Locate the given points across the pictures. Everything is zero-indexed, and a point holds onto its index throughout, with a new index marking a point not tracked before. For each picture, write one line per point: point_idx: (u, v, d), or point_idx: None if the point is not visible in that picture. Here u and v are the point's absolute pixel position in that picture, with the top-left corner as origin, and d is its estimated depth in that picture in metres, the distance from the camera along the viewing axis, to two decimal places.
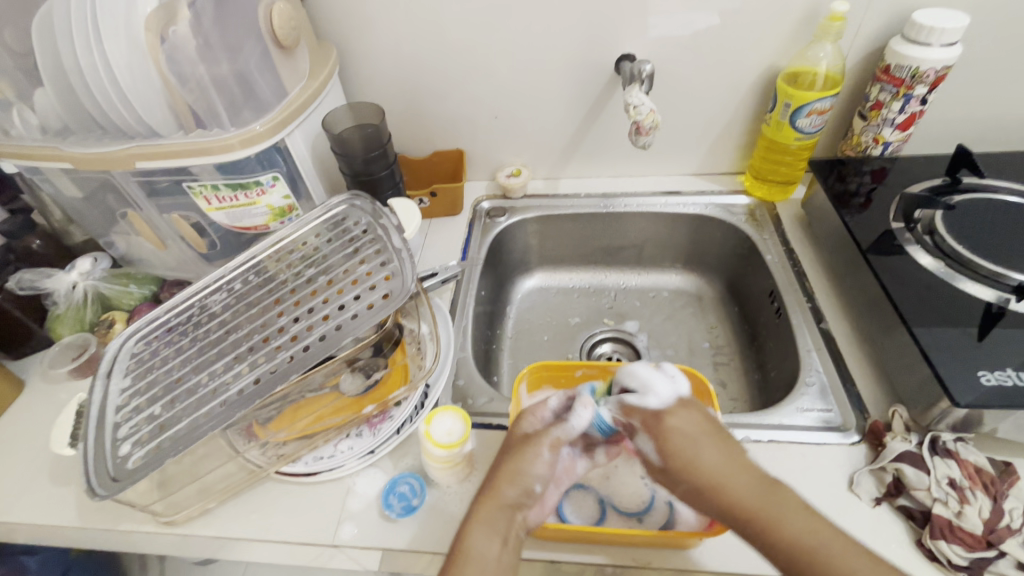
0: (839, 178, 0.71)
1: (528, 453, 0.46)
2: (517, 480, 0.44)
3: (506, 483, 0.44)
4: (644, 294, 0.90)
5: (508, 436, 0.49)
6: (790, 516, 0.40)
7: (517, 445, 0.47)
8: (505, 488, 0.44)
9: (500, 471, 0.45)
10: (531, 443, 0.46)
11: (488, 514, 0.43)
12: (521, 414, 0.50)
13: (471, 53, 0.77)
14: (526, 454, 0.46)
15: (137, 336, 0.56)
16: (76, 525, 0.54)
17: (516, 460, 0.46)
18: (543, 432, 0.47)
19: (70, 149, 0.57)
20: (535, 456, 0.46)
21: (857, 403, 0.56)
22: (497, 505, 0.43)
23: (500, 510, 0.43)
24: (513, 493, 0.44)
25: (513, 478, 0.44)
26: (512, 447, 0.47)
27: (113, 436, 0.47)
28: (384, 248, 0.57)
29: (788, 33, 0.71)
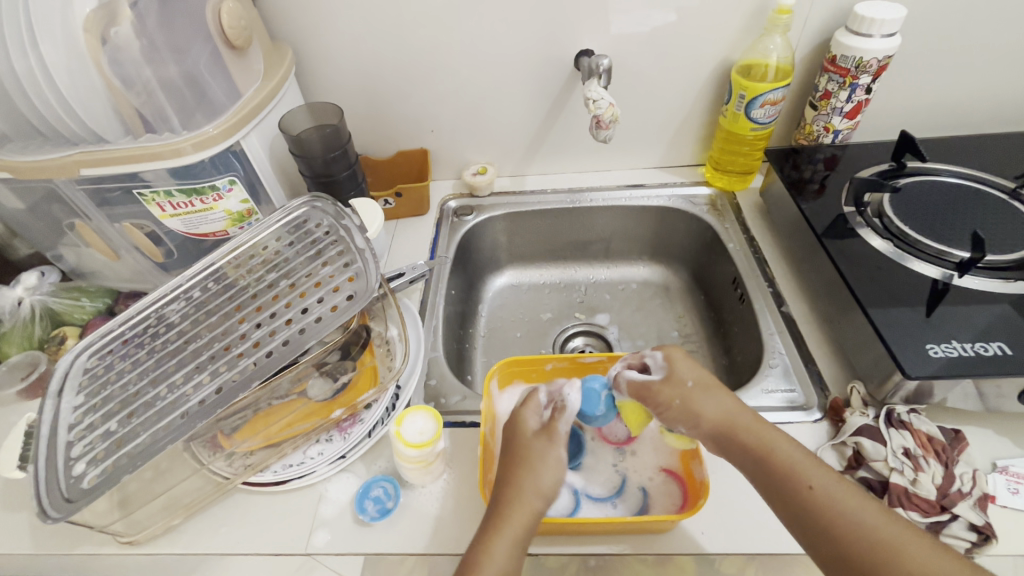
0: (794, 166, 0.74)
1: (540, 451, 0.44)
2: (538, 483, 0.43)
3: (526, 491, 0.42)
4: (613, 287, 0.91)
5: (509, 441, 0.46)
6: (778, 439, 0.43)
7: (524, 446, 0.45)
8: (524, 497, 0.42)
9: (516, 476, 0.43)
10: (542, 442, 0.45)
11: (518, 526, 0.41)
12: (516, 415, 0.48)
13: (431, 52, 0.76)
14: (541, 454, 0.44)
15: (89, 351, 0.53)
16: (31, 552, 0.52)
17: (526, 464, 0.43)
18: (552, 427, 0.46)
19: (9, 158, 0.55)
20: (545, 456, 0.44)
21: (817, 382, 0.58)
22: (522, 514, 0.41)
23: (524, 520, 0.41)
24: (536, 501, 0.42)
25: (534, 482, 0.43)
26: (522, 450, 0.45)
27: (66, 455, 0.45)
28: (349, 249, 0.56)
29: (740, 27, 0.73)
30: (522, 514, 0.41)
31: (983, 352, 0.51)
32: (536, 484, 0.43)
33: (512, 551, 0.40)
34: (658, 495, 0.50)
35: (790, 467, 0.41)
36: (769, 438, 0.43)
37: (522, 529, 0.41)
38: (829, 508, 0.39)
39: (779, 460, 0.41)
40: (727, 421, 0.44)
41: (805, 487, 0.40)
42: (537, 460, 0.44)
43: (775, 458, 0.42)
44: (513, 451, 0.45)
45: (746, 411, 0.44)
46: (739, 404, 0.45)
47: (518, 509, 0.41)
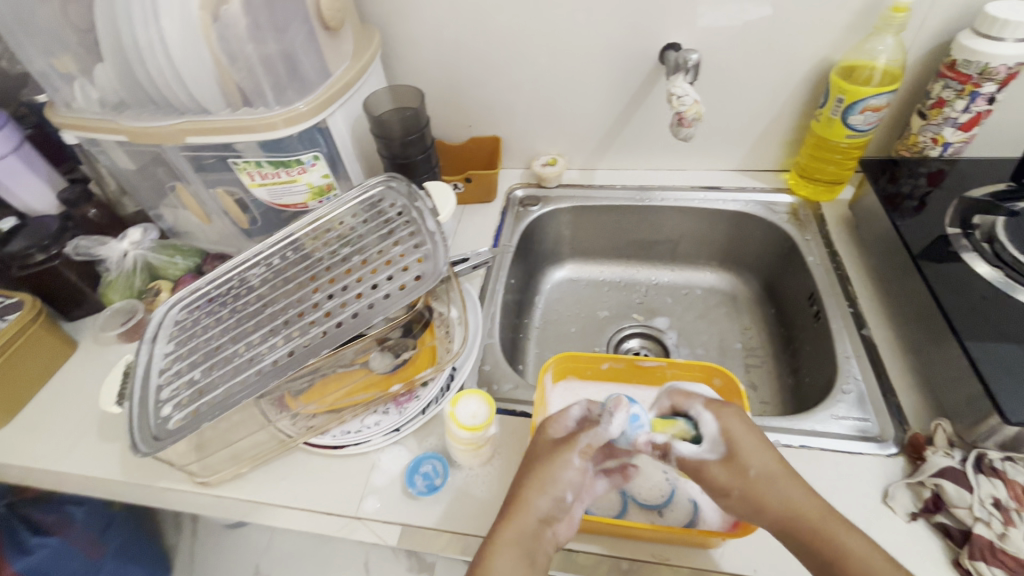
0: (892, 180, 0.68)
1: (557, 461, 0.43)
2: (550, 493, 0.42)
3: (535, 492, 0.42)
4: (676, 290, 0.88)
5: (532, 443, 0.46)
6: (847, 534, 0.39)
7: (542, 449, 0.45)
8: (527, 505, 0.42)
9: (528, 479, 0.43)
10: (561, 449, 0.44)
11: (518, 532, 0.41)
12: (543, 421, 0.47)
13: (512, 39, 0.76)
14: (557, 461, 0.43)
15: (180, 304, 0.59)
16: (119, 479, 0.57)
17: (539, 479, 0.43)
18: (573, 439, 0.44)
19: (127, 123, 0.60)
20: (556, 465, 0.43)
21: (896, 414, 0.54)
22: (529, 517, 0.41)
23: (525, 530, 0.41)
24: (542, 505, 0.42)
25: (542, 488, 0.42)
26: (541, 454, 0.45)
27: (156, 397, 0.50)
28: (419, 231, 0.57)
29: (846, 25, 0.67)
30: (527, 521, 0.41)
31: None
32: (543, 491, 0.42)
33: (514, 554, 0.40)
34: (709, 508, 0.48)
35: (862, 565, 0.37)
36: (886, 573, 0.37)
37: (525, 534, 0.41)
38: None
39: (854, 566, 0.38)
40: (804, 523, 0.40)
41: None
42: (553, 476, 0.43)
43: (845, 560, 0.38)
44: (534, 456, 0.45)
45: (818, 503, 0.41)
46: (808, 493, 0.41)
47: (520, 515, 0.41)
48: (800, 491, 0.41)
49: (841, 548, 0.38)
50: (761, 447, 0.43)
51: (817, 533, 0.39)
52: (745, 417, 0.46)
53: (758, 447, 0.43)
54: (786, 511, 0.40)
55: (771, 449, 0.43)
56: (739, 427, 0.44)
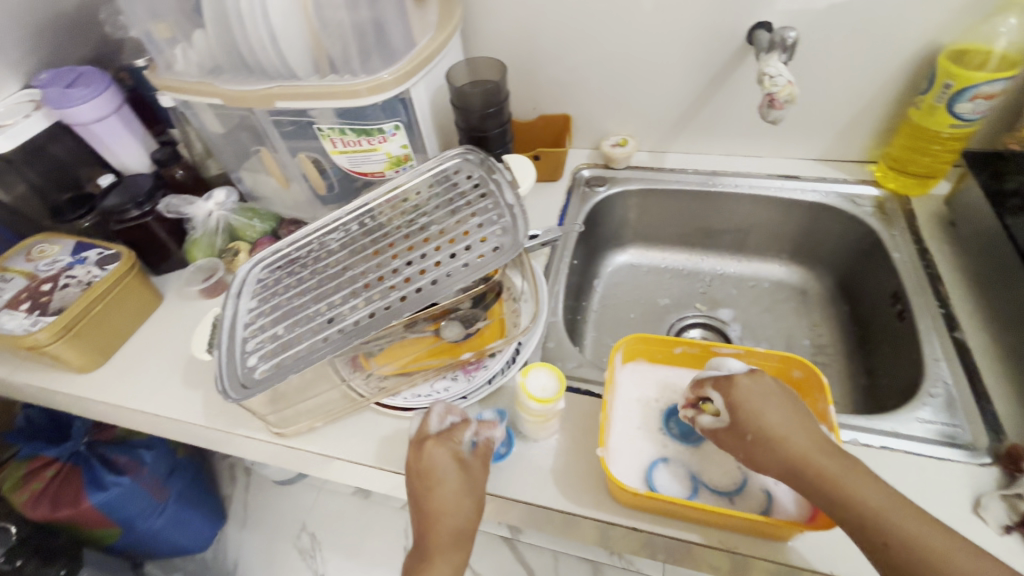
0: (996, 176, 0.63)
1: (457, 485, 0.45)
2: (459, 514, 0.44)
3: (445, 519, 0.44)
4: (741, 282, 0.86)
5: (413, 465, 0.46)
6: (856, 488, 0.39)
7: (431, 473, 0.45)
8: (444, 529, 0.43)
9: (434, 505, 0.44)
10: (460, 472, 0.46)
11: (444, 554, 0.43)
12: (426, 442, 0.47)
13: (592, 14, 0.74)
14: (452, 487, 0.45)
15: (263, 264, 0.62)
16: (201, 424, 0.61)
17: (446, 505, 0.44)
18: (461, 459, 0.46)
19: (223, 86, 0.63)
20: (452, 488, 0.45)
21: (991, 422, 0.51)
22: (448, 535, 0.43)
23: (447, 552, 0.43)
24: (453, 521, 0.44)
25: (457, 507, 0.44)
26: (433, 479, 0.45)
27: (242, 349, 0.53)
28: (496, 203, 0.57)
29: (964, 3, 0.62)
30: (454, 536, 0.43)
31: None
32: (452, 510, 0.44)
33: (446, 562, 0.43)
34: (783, 500, 0.47)
35: (872, 514, 0.38)
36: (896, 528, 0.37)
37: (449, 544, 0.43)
38: (910, 547, 0.36)
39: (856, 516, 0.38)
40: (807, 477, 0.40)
41: (881, 542, 0.37)
42: (458, 500, 0.44)
43: (854, 510, 0.38)
44: (432, 479, 0.45)
45: (822, 456, 0.40)
46: (809, 444, 0.41)
47: (439, 541, 0.43)
48: (806, 445, 0.41)
49: (851, 499, 0.39)
50: (768, 405, 0.43)
51: (823, 484, 0.39)
52: (763, 381, 0.45)
53: (762, 409, 0.43)
54: (788, 466, 0.41)
55: (777, 410, 0.43)
56: (749, 390, 0.44)
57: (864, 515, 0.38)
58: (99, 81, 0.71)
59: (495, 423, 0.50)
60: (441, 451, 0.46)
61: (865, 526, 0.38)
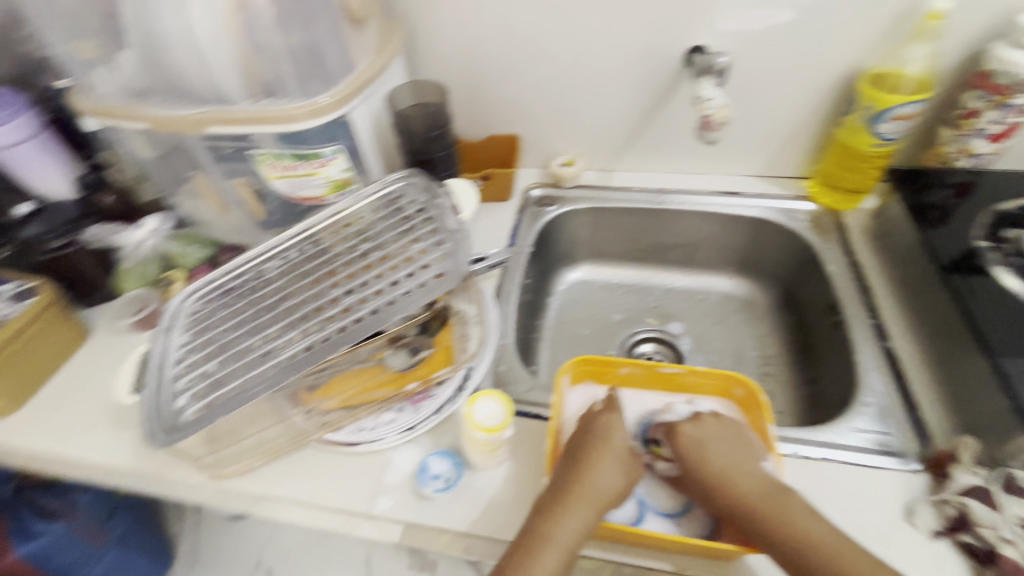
0: (920, 191, 0.67)
1: (620, 459, 0.47)
2: (622, 480, 0.46)
3: (601, 481, 0.45)
4: (690, 296, 0.87)
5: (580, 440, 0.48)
6: (796, 519, 0.42)
7: (611, 447, 0.47)
8: (595, 490, 0.44)
9: (594, 472, 0.45)
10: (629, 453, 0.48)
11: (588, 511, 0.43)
12: (601, 422, 0.49)
13: (535, 37, 0.75)
14: (609, 458, 0.46)
15: (196, 295, 0.58)
16: (130, 469, 0.57)
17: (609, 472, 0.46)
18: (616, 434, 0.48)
19: (150, 110, 0.59)
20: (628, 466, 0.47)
21: (920, 429, 0.53)
22: (592, 498, 0.44)
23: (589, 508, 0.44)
24: (607, 491, 0.45)
25: (611, 477, 0.45)
26: (616, 452, 0.47)
27: (171, 388, 0.50)
28: (440, 228, 0.56)
29: (880, 31, 0.66)
30: (595, 502, 0.44)
31: None
32: (611, 482, 0.45)
33: (570, 532, 0.43)
34: (728, 520, 0.47)
35: (801, 546, 0.41)
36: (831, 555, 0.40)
37: (584, 511, 0.43)
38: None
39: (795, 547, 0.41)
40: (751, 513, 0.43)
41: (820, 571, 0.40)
42: (631, 472, 0.47)
43: (786, 543, 0.41)
44: (598, 448, 0.47)
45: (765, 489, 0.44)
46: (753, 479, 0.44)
47: (581, 502, 0.44)
48: (746, 485, 0.44)
49: (791, 532, 0.41)
50: (710, 447, 0.47)
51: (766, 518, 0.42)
52: (707, 425, 0.49)
53: (709, 449, 0.47)
54: (734, 504, 0.44)
55: (723, 449, 0.47)
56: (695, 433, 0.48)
57: (795, 547, 0.41)
58: (13, 104, 0.67)
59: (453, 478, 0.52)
60: (618, 427, 0.49)
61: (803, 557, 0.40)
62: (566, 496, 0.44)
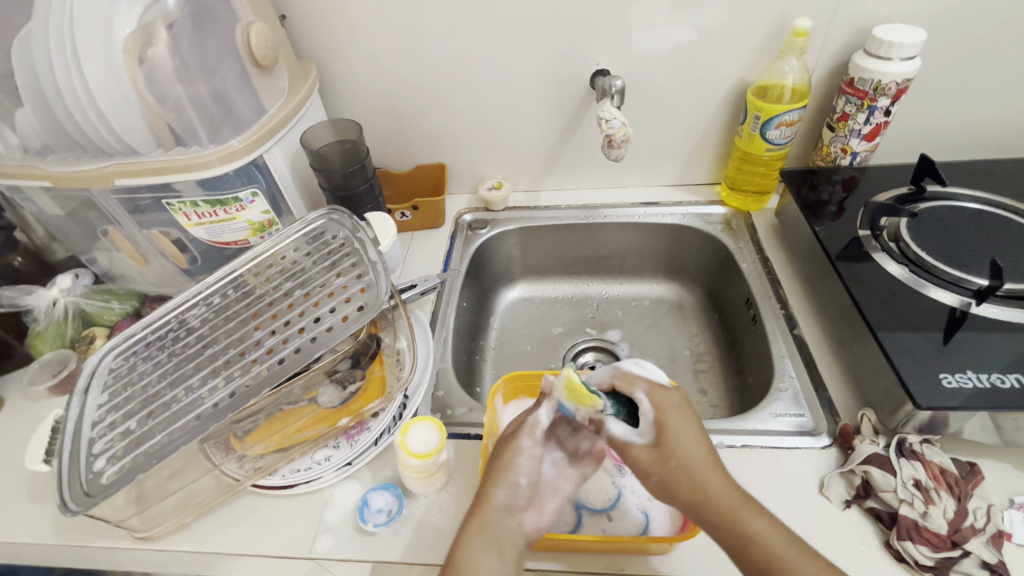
0: (812, 188, 0.73)
1: (509, 454, 0.46)
2: (507, 480, 0.45)
3: (493, 485, 0.45)
4: (625, 303, 0.91)
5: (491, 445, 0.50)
6: (756, 518, 0.40)
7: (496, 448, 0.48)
8: (487, 500, 0.44)
9: (487, 476, 0.46)
10: (512, 440, 0.47)
11: (481, 523, 0.43)
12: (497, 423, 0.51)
13: (448, 69, 0.79)
14: (506, 454, 0.46)
15: (115, 351, 0.57)
16: (51, 542, 0.54)
17: (498, 479, 0.45)
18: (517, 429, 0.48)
19: (53, 168, 0.58)
20: (516, 457, 0.46)
21: (828, 407, 0.57)
22: (491, 510, 0.44)
23: (489, 519, 0.43)
24: (503, 496, 0.44)
25: (500, 479, 0.45)
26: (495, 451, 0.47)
27: (88, 451, 0.48)
28: (361, 261, 0.57)
29: (757, 47, 0.73)
30: (491, 512, 0.43)
31: (999, 384, 0.49)
32: (501, 483, 0.45)
33: (483, 545, 0.42)
34: (658, 516, 0.49)
35: (770, 556, 0.38)
36: (787, 556, 0.38)
37: (492, 528, 0.43)
38: None
39: (758, 554, 0.38)
40: (710, 509, 0.41)
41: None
42: (515, 462, 0.46)
43: (752, 543, 0.39)
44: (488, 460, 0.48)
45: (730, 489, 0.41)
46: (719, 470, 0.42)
47: (482, 514, 0.43)
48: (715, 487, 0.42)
49: (748, 535, 0.39)
50: (687, 437, 0.44)
51: (728, 517, 0.40)
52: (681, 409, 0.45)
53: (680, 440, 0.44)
54: (694, 499, 0.41)
55: (691, 443, 0.44)
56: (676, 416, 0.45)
57: (761, 558, 0.38)
58: None
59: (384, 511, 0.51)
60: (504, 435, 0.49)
61: (768, 563, 0.38)
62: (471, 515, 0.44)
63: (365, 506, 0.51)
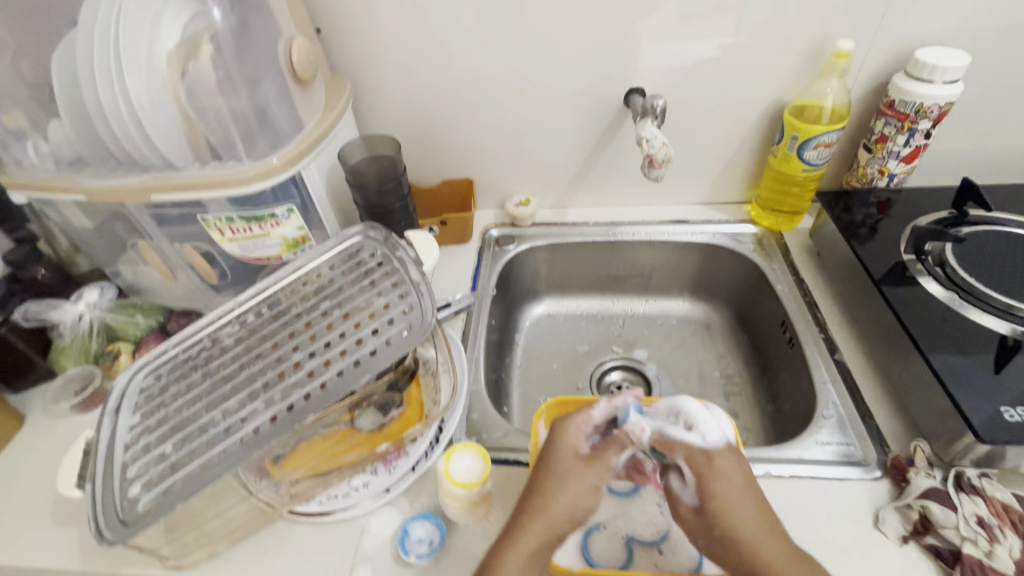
0: (846, 209, 0.72)
1: (579, 475, 0.45)
2: (572, 505, 0.44)
3: (557, 506, 0.43)
4: (652, 322, 0.90)
5: (553, 448, 0.47)
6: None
7: (568, 464, 0.45)
8: (547, 517, 0.43)
9: (550, 490, 0.44)
10: (588, 466, 0.45)
11: (533, 543, 0.42)
12: (565, 426, 0.48)
13: (481, 84, 0.78)
14: (581, 479, 0.45)
15: (146, 369, 0.55)
16: (77, 568, 0.52)
17: (563, 495, 0.44)
18: (598, 454, 0.46)
19: (88, 182, 0.57)
20: (587, 481, 0.45)
21: (876, 436, 0.56)
22: (545, 532, 0.42)
23: (542, 540, 0.42)
24: (562, 517, 0.43)
25: (566, 501, 0.44)
26: (566, 469, 0.45)
27: (122, 476, 0.46)
28: (402, 281, 0.56)
29: (795, 68, 0.73)
30: (547, 529, 0.43)
31: None
32: (565, 503, 0.44)
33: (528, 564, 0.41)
34: None
35: None
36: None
37: (541, 545, 0.42)
38: None
39: None
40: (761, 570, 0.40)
41: None
42: (587, 489, 0.44)
43: None
44: (553, 472, 0.45)
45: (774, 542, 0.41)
46: (771, 531, 0.42)
47: (536, 528, 0.43)
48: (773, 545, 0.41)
49: None
50: (743, 493, 0.43)
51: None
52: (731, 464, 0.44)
53: (734, 505, 0.42)
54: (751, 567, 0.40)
55: (747, 507, 0.42)
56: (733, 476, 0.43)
57: None
58: None
59: (423, 544, 0.49)
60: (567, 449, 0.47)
61: None
62: (520, 522, 0.43)
63: (405, 537, 0.49)
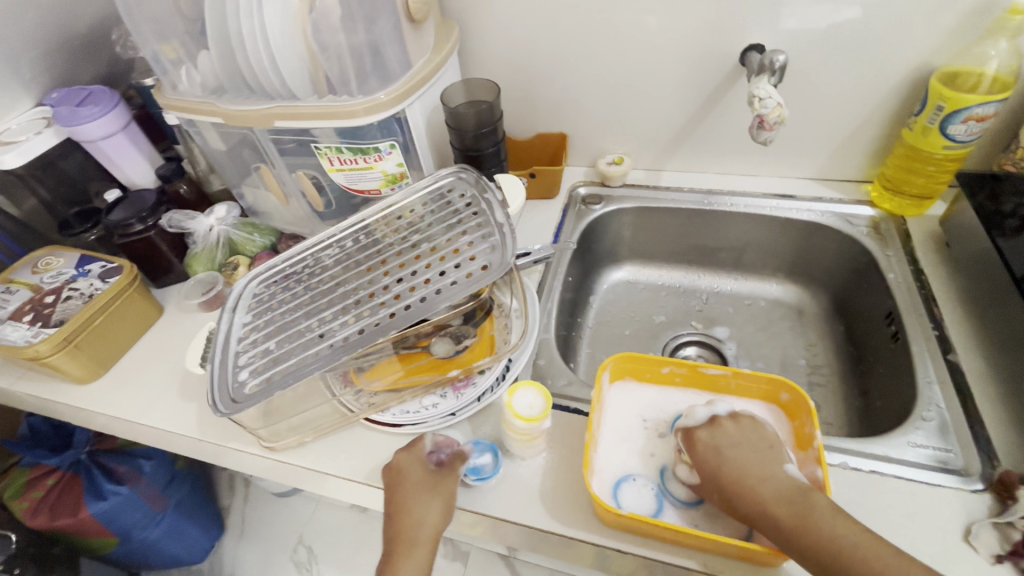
0: (992, 196, 0.62)
1: (426, 495, 0.48)
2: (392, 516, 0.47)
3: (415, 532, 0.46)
4: (737, 300, 0.85)
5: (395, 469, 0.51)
6: (824, 516, 0.40)
7: (415, 485, 0.48)
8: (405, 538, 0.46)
9: (400, 511, 0.47)
10: (411, 483, 0.49)
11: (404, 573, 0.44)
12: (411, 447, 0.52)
13: (587, 35, 0.76)
14: (402, 493, 0.48)
15: (258, 279, 0.63)
16: (195, 436, 0.62)
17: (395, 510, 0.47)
18: (414, 475, 0.49)
19: (225, 106, 0.64)
20: (411, 497, 0.48)
21: (984, 446, 0.50)
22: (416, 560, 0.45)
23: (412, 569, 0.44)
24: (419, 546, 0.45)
25: (416, 521, 0.46)
26: (407, 487, 0.48)
27: (234, 363, 0.54)
28: (487, 222, 0.58)
29: (953, 27, 0.63)
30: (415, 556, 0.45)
31: None
32: (424, 524, 0.46)
33: None
34: None
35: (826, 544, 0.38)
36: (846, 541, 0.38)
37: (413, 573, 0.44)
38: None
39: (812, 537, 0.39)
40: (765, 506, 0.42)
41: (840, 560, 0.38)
42: (404, 501, 0.48)
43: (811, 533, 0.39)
44: (401, 493, 0.48)
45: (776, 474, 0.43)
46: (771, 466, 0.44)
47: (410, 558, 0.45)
48: (781, 477, 0.43)
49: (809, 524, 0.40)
50: (742, 440, 0.46)
51: (790, 517, 0.40)
52: (740, 424, 0.48)
53: (735, 451, 0.46)
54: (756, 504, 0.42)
55: (744, 449, 0.45)
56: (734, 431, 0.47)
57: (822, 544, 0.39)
58: (107, 100, 0.73)
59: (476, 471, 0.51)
60: (414, 468, 0.50)
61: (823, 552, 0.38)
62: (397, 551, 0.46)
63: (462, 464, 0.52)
